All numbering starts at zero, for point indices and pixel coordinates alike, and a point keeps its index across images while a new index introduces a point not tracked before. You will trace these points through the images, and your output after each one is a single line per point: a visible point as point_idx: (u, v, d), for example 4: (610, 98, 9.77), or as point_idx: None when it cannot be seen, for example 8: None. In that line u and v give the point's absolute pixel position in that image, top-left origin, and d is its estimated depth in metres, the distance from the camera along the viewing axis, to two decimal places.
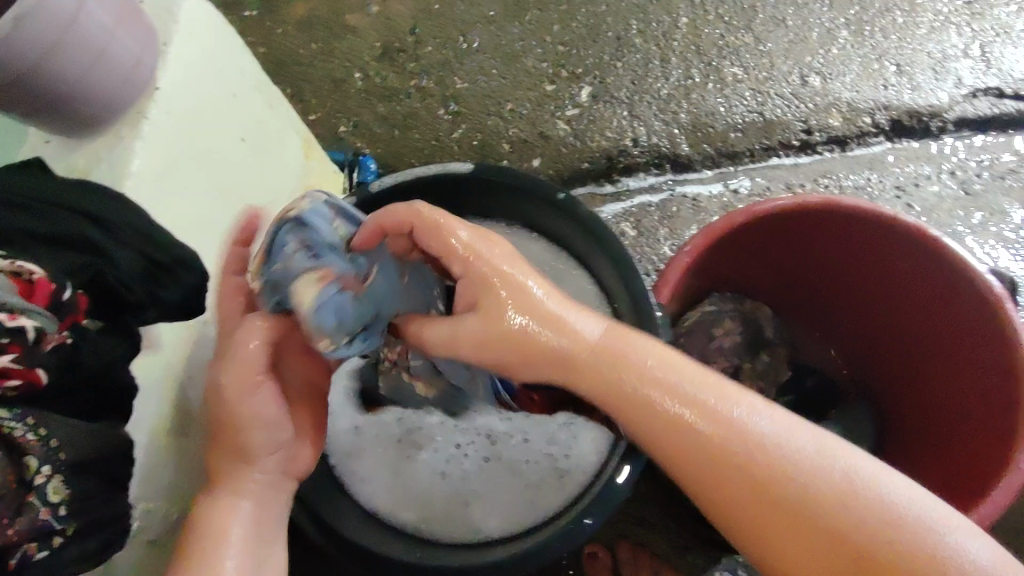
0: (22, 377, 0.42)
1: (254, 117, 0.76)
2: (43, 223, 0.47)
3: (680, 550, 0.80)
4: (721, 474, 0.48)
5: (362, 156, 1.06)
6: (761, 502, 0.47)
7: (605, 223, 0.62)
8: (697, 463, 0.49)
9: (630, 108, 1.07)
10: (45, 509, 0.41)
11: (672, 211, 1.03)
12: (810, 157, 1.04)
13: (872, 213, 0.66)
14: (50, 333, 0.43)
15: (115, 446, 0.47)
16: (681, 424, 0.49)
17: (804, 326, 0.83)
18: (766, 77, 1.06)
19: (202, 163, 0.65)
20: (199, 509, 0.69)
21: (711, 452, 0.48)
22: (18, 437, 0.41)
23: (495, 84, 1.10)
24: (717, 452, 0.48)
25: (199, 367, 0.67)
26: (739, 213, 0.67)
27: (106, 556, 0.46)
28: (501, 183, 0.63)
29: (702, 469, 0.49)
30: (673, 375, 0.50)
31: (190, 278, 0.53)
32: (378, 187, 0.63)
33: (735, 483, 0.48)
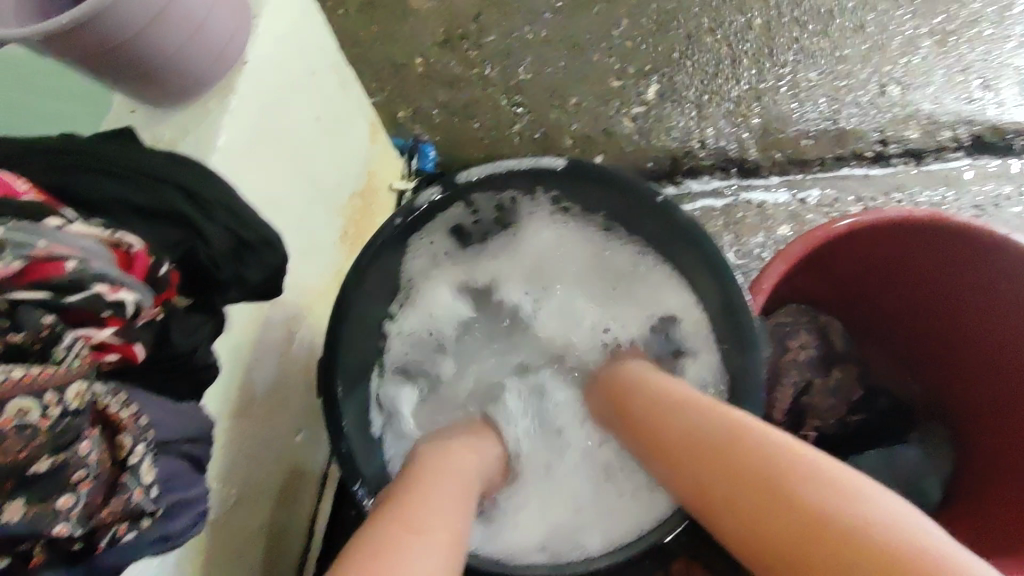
0: (119, 352, 0.40)
1: (329, 98, 0.74)
2: (138, 194, 0.45)
3: (733, 565, 0.78)
4: (732, 473, 0.48)
5: (422, 143, 1.05)
6: (763, 501, 0.45)
7: (704, 228, 0.64)
8: (717, 464, 0.50)
9: (699, 109, 1.04)
10: (140, 487, 0.39)
11: (737, 216, 1.00)
12: (883, 169, 1.01)
13: (951, 223, 0.65)
14: (146, 307, 0.41)
15: (197, 425, 0.46)
16: (708, 435, 0.52)
17: (874, 346, 0.80)
18: (842, 85, 1.03)
19: (280, 142, 0.64)
20: (256, 492, 0.68)
21: (729, 455, 0.49)
22: (112, 413, 0.39)
23: (560, 77, 1.07)
24: (732, 450, 0.49)
25: (265, 348, 0.66)
26: (818, 231, 0.68)
27: (183, 540, 0.44)
28: (599, 181, 0.66)
29: (720, 473, 0.49)
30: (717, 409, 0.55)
31: (275, 259, 0.52)
32: (466, 177, 0.66)
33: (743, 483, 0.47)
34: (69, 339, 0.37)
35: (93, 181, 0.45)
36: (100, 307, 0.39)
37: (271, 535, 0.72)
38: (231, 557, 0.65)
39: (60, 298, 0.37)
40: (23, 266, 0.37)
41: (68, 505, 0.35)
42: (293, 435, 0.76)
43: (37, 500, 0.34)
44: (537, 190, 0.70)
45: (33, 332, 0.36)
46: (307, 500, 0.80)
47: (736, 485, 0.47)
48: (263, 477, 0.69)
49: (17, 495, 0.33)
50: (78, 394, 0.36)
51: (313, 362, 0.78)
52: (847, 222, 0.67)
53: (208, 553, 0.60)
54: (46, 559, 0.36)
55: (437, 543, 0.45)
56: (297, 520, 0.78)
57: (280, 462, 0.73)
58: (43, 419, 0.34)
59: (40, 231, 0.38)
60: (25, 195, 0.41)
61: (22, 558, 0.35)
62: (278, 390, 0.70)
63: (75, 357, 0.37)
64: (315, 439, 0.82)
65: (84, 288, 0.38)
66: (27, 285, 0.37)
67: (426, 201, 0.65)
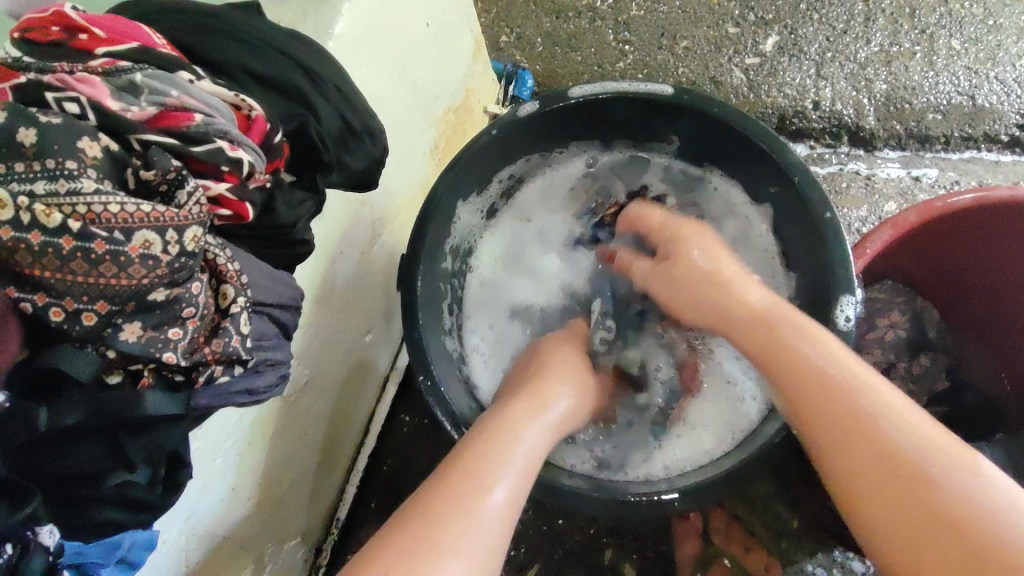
0: (232, 209, 0.42)
1: (442, 4, 0.75)
2: (263, 62, 0.47)
3: (775, 533, 0.78)
4: (828, 404, 0.44)
5: (522, 69, 1.01)
6: (849, 453, 0.42)
7: (818, 184, 0.59)
8: (789, 380, 0.47)
9: (818, 67, 0.97)
10: (237, 336, 0.40)
11: (841, 186, 0.93)
12: (1014, 156, 0.92)
13: None
14: (259, 171, 0.43)
15: (290, 294, 0.47)
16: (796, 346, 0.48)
17: (969, 346, 0.75)
18: (986, 57, 0.95)
19: (391, 39, 0.65)
20: (325, 378, 0.70)
21: (840, 389, 0.44)
22: (219, 264, 0.41)
23: (673, 17, 1.02)
24: (844, 390, 0.44)
25: (351, 243, 0.67)
26: (933, 202, 0.64)
27: (268, 400, 0.45)
28: (713, 119, 0.63)
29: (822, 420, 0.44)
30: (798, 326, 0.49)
31: (374, 150, 0.53)
32: (576, 93, 0.65)
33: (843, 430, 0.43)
34: (191, 185, 0.38)
35: (220, 44, 0.46)
36: (220, 161, 0.40)
37: (333, 421, 0.75)
38: (296, 434, 0.67)
39: (186, 146, 0.40)
40: (158, 111, 0.40)
41: (176, 337, 0.38)
42: (364, 333, 0.77)
43: (151, 326, 0.37)
44: (637, 120, 0.68)
45: (161, 172, 0.38)
46: (368, 398, 0.83)
47: (803, 411, 0.46)
48: (333, 365, 0.71)
49: (135, 318, 0.37)
50: (195, 239, 0.38)
51: (394, 266, 0.80)
52: (969, 195, 0.63)
53: (274, 425, 0.62)
54: (152, 384, 0.39)
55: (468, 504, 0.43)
56: (356, 415, 0.81)
57: (350, 355, 0.75)
58: (162, 254, 0.36)
59: (175, 82, 0.40)
60: (162, 47, 0.42)
61: (133, 378, 0.39)
62: (358, 287, 0.72)
63: (195, 204, 0.38)
64: (384, 338, 0.84)
65: (207, 140, 0.40)
66: (160, 129, 0.40)
67: (524, 114, 0.65)
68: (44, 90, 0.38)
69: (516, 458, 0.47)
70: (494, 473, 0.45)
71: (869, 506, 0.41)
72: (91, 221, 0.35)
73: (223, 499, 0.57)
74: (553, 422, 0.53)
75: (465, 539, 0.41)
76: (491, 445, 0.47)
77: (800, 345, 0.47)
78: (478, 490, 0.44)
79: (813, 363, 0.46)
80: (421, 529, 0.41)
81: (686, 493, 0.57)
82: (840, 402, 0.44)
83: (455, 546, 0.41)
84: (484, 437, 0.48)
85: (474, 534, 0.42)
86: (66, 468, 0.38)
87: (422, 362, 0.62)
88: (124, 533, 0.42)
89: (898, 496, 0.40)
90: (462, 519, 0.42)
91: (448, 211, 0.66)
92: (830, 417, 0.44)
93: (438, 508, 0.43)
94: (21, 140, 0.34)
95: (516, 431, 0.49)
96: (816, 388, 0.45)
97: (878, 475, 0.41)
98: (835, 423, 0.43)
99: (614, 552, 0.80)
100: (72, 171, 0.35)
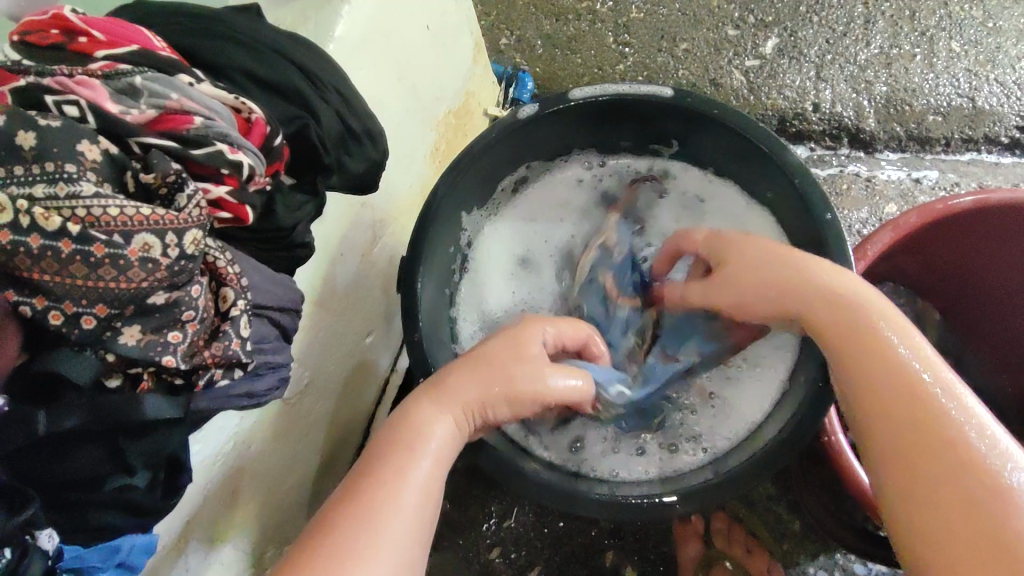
0: (232, 212, 0.42)
1: (442, 7, 0.75)
2: (263, 65, 0.47)
3: (776, 535, 0.78)
4: (903, 399, 0.44)
5: (522, 71, 1.01)
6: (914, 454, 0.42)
7: (819, 187, 0.59)
8: (868, 364, 0.46)
9: (819, 69, 0.97)
10: (237, 339, 0.40)
11: (842, 188, 0.93)
12: (1015, 158, 0.92)
13: None
14: (258, 174, 0.43)
15: (290, 297, 0.47)
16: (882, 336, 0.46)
17: (970, 348, 0.75)
18: (986, 59, 0.95)
19: (391, 41, 0.65)
20: (325, 380, 0.70)
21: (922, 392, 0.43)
22: (219, 268, 0.41)
23: (674, 19, 1.02)
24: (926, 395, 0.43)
25: (351, 246, 0.67)
26: (933, 204, 0.64)
27: (268, 403, 0.45)
28: (713, 121, 0.63)
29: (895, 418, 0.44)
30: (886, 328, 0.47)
31: (374, 152, 0.53)
32: (576, 96, 0.65)
33: (916, 431, 0.42)
34: (191, 188, 0.38)
35: (220, 47, 0.46)
36: (220, 164, 0.40)
37: (333, 424, 0.75)
38: (295, 437, 0.67)
39: (186, 149, 0.40)
40: (158, 114, 0.40)
41: (176, 340, 0.38)
42: (365, 335, 0.77)
43: (150, 330, 0.37)
44: (637, 122, 0.68)
45: (160, 175, 0.38)
46: (368, 401, 0.83)
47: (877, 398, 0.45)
48: (335, 367, 0.71)
49: (134, 322, 0.37)
50: (194, 242, 0.38)
51: (394, 268, 0.80)
52: (968, 197, 0.63)
53: (274, 428, 0.62)
54: (151, 388, 0.39)
55: (377, 511, 0.44)
56: (356, 418, 0.81)
57: (352, 357, 0.75)
58: (162, 257, 0.36)
59: (175, 84, 0.40)
60: (162, 50, 0.42)
61: (132, 381, 0.38)
62: (358, 290, 0.72)
63: (195, 207, 0.38)
64: (384, 340, 0.83)
65: (207, 143, 0.40)
66: (160, 133, 0.39)
67: (525, 116, 0.65)
68: (44, 93, 0.37)
69: (425, 449, 0.48)
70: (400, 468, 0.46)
71: (919, 515, 0.41)
72: (91, 224, 0.35)
73: (222, 502, 0.57)
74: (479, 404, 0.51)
75: (378, 547, 0.42)
76: (399, 449, 0.47)
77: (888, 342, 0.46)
78: (389, 501, 0.44)
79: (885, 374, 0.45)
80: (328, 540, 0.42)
81: (688, 496, 0.57)
82: (919, 403, 0.43)
83: (354, 552, 0.42)
84: (394, 435, 0.48)
85: (393, 545, 0.43)
86: (67, 471, 0.37)
87: (422, 365, 0.62)
88: (124, 537, 0.41)
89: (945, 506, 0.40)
90: (360, 523, 0.43)
91: (448, 213, 0.66)
92: (903, 412, 0.43)
93: (352, 513, 0.44)
94: (20, 143, 0.34)
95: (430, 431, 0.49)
96: (897, 382, 0.44)
97: (935, 477, 0.41)
98: (911, 420, 0.43)
99: (615, 555, 0.79)
100: (72, 174, 0.35)
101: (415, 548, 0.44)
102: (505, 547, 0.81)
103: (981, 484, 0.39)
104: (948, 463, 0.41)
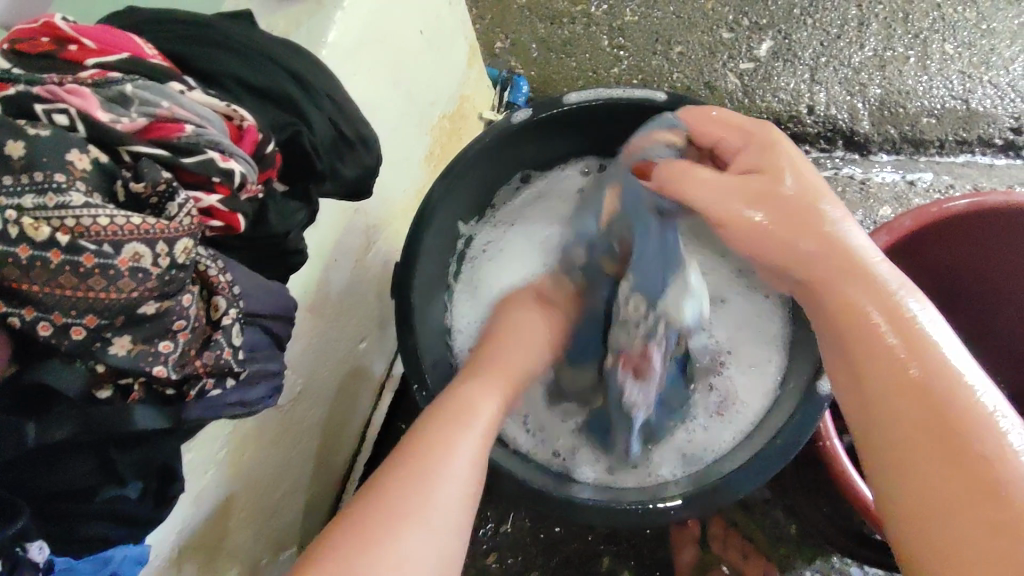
0: (224, 220, 0.42)
1: (436, 11, 0.74)
2: (255, 72, 0.47)
3: (773, 539, 0.77)
4: (894, 374, 0.37)
5: (517, 75, 1.01)
6: (907, 423, 0.36)
7: None
8: (854, 324, 0.40)
9: (813, 71, 0.97)
10: (228, 348, 0.40)
11: (836, 191, 0.93)
12: (1009, 160, 0.93)
13: None
14: (251, 181, 0.43)
15: (283, 305, 0.47)
16: (864, 278, 0.41)
17: (965, 351, 0.75)
18: (980, 61, 0.95)
19: (384, 46, 0.65)
20: (319, 387, 0.70)
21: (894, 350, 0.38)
22: (210, 276, 0.40)
23: (668, 22, 1.02)
24: (912, 351, 0.37)
25: (345, 251, 0.67)
26: (928, 207, 0.65)
27: (260, 411, 0.45)
28: None
29: (880, 377, 0.38)
30: (874, 265, 0.41)
31: (368, 159, 0.53)
32: (567, 102, 0.65)
33: (898, 392, 0.36)
34: (182, 198, 0.38)
35: (211, 54, 0.46)
36: (211, 172, 0.40)
37: (328, 430, 0.75)
38: (290, 444, 0.67)
39: (177, 157, 0.39)
40: (149, 122, 0.39)
41: (167, 350, 0.37)
42: (359, 341, 0.77)
43: (141, 339, 0.37)
44: (631, 126, 0.68)
45: (151, 184, 0.37)
46: (363, 407, 0.83)
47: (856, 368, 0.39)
48: (329, 373, 0.71)
49: (125, 332, 0.36)
50: (186, 251, 0.37)
51: (389, 273, 0.79)
52: (963, 200, 0.64)
53: (268, 435, 0.62)
54: (142, 398, 0.38)
55: (425, 476, 0.44)
56: (351, 425, 0.81)
57: (345, 363, 0.75)
58: (152, 267, 0.36)
59: (166, 92, 0.40)
60: (153, 58, 0.42)
61: (122, 392, 0.38)
62: (352, 295, 0.71)
63: (185, 216, 0.38)
64: (379, 346, 0.83)
65: (199, 151, 0.40)
66: (150, 141, 0.39)
67: (518, 121, 0.65)
68: (33, 102, 0.37)
69: (471, 428, 0.49)
70: (454, 436, 0.47)
71: (907, 482, 0.35)
72: (80, 234, 0.34)
73: (215, 510, 0.56)
74: (511, 384, 0.56)
75: (425, 508, 0.42)
76: (452, 422, 0.49)
77: (875, 287, 0.40)
78: (443, 460, 0.45)
79: (866, 328, 0.39)
80: (387, 495, 0.43)
81: (685, 502, 0.57)
82: (895, 364, 0.37)
83: (412, 513, 0.42)
84: (443, 412, 0.50)
85: (443, 511, 0.43)
86: (57, 482, 0.37)
87: (416, 371, 0.62)
88: (115, 548, 0.41)
89: (934, 475, 0.34)
90: (417, 490, 0.43)
91: (442, 218, 0.66)
92: (879, 369, 0.38)
93: (406, 476, 0.44)
94: (8, 152, 0.34)
95: (472, 407, 0.51)
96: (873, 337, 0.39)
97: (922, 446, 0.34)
98: (897, 388, 0.37)
99: (612, 560, 0.79)
100: (61, 184, 0.35)
101: (466, 513, 0.44)
102: (501, 553, 0.81)
103: (976, 453, 0.33)
104: (948, 447, 0.34)
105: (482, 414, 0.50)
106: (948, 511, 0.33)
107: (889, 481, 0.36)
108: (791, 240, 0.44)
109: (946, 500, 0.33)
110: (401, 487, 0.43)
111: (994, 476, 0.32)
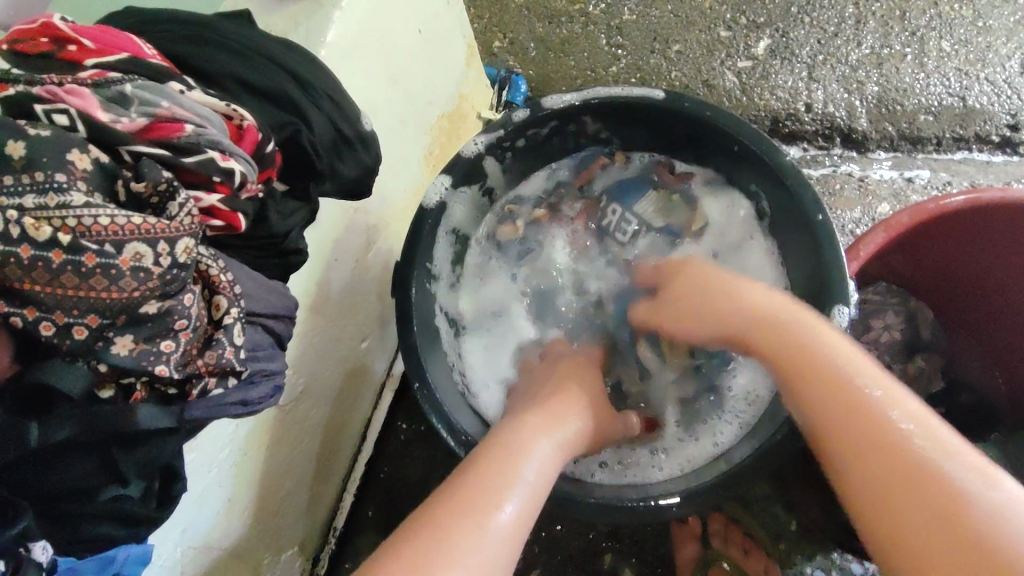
0: (224, 219, 0.42)
1: (434, 11, 0.74)
2: (254, 72, 0.47)
3: (774, 535, 0.78)
4: (838, 393, 0.43)
5: (515, 74, 1.01)
6: (872, 454, 0.39)
7: (812, 190, 0.59)
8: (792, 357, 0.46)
9: (811, 69, 0.97)
10: (230, 347, 0.40)
11: (834, 188, 0.93)
12: (1006, 157, 0.93)
13: None
14: (251, 181, 0.43)
15: (284, 303, 0.47)
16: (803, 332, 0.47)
17: (964, 347, 0.75)
18: (977, 59, 0.95)
19: (383, 46, 0.65)
20: (320, 386, 0.70)
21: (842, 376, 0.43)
22: (212, 275, 0.41)
23: (666, 20, 1.02)
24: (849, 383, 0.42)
25: (345, 251, 0.67)
26: (926, 203, 0.65)
27: (263, 410, 0.45)
28: (704, 123, 0.63)
29: (833, 408, 0.42)
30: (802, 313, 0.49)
31: (368, 158, 0.53)
32: (565, 101, 0.65)
33: (858, 421, 0.41)
34: (183, 197, 0.38)
35: (210, 54, 0.46)
36: (211, 171, 0.40)
37: (329, 429, 0.75)
38: (291, 444, 0.67)
39: (177, 157, 0.39)
40: (149, 122, 0.39)
41: (168, 349, 0.37)
42: (359, 341, 0.77)
43: (143, 339, 0.37)
44: (630, 125, 0.69)
45: (152, 184, 0.37)
46: (364, 406, 0.83)
47: (815, 406, 0.44)
48: (330, 372, 0.71)
49: (126, 331, 0.36)
50: (187, 251, 0.37)
51: (388, 273, 0.79)
52: (962, 196, 0.64)
53: (270, 434, 0.62)
54: (144, 398, 0.38)
55: (473, 514, 0.41)
56: (352, 424, 0.81)
57: (346, 362, 0.75)
58: (154, 266, 0.36)
59: (165, 92, 0.40)
60: (152, 57, 0.42)
61: (124, 392, 0.38)
62: (352, 295, 0.72)
63: (186, 215, 0.38)
64: (379, 345, 0.83)
65: (198, 151, 0.40)
66: (150, 141, 0.39)
67: (518, 120, 0.66)
68: (33, 102, 0.37)
69: (526, 470, 0.46)
70: (510, 474, 0.45)
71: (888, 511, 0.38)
72: (81, 234, 0.34)
73: (218, 510, 0.56)
74: (570, 433, 0.53)
75: (471, 548, 0.39)
76: (505, 460, 0.46)
77: (803, 335, 0.47)
78: (493, 497, 0.43)
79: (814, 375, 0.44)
80: (431, 532, 0.40)
81: (686, 499, 0.57)
82: (853, 395, 0.42)
83: (456, 552, 0.39)
84: (491, 453, 0.47)
85: (487, 551, 0.40)
86: (60, 482, 0.37)
87: (417, 370, 0.62)
88: (118, 549, 0.42)
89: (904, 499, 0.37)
90: (464, 523, 0.41)
91: (442, 217, 0.66)
92: (835, 412, 0.42)
93: (452, 512, 0.41)
94: (9, 153, 0.34)
95: (527, 449, 0.48)
96: (822, 371, 0.44)
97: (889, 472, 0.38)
98: (846, 414, 0.41)
99: (613, 557, 0.79)
100: (61, 184, 0.35)
101: (511, 560, 0.41)
102: None
103: (941, 485, 0.36)
104: (905, 470, 0.38)
105: (538, 455, 0.48)
106: (926, 531, 0.36)
107: (871, 514, 0.39)
108: (722, 300, 0.53)
109: (920, 518, 0.36)
110: (449, 525, 0.40)
111: (957, 504, 0.35)
